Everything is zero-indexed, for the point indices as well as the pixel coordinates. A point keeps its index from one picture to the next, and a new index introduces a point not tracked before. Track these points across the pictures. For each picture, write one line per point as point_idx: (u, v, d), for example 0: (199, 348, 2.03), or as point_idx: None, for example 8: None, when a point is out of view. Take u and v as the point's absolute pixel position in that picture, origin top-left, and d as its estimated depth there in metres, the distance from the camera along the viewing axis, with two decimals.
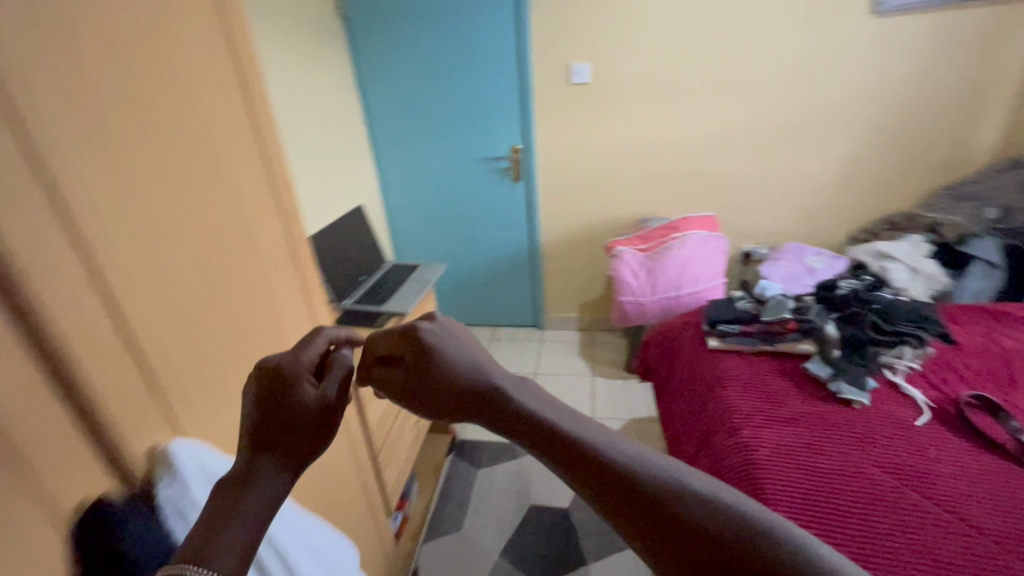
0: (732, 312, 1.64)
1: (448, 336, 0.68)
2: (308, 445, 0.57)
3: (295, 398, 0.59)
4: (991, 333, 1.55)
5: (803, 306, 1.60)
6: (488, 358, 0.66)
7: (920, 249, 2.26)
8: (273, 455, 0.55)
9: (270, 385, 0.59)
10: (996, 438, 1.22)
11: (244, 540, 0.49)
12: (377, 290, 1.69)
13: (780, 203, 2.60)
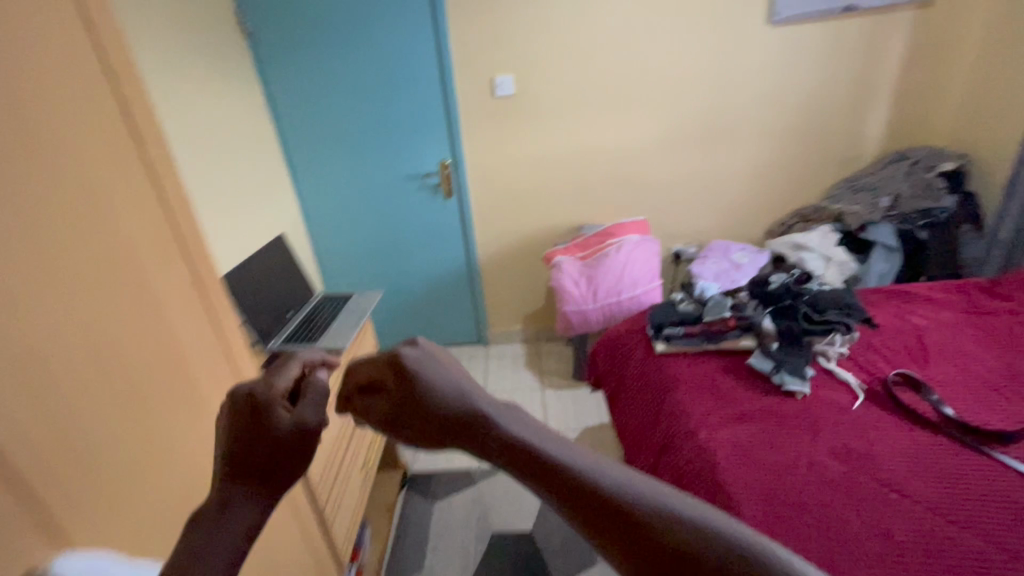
0: (676, 315, 1.66)
1: (433, 356, 0.59)
2: (282, 475, 0.51)
3: (266, 428, 0.51)
4: (903, 313, 1.69)
5: (740, 303, 1.66)
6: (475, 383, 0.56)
7: (828, 237, 2.43)
8: (244, 490, 0.49)
9: (241, 413, 0.51)
10: (922, 413, 1.31)
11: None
12: (308, 325, 1.55)
13: (704, 204, 2.72)
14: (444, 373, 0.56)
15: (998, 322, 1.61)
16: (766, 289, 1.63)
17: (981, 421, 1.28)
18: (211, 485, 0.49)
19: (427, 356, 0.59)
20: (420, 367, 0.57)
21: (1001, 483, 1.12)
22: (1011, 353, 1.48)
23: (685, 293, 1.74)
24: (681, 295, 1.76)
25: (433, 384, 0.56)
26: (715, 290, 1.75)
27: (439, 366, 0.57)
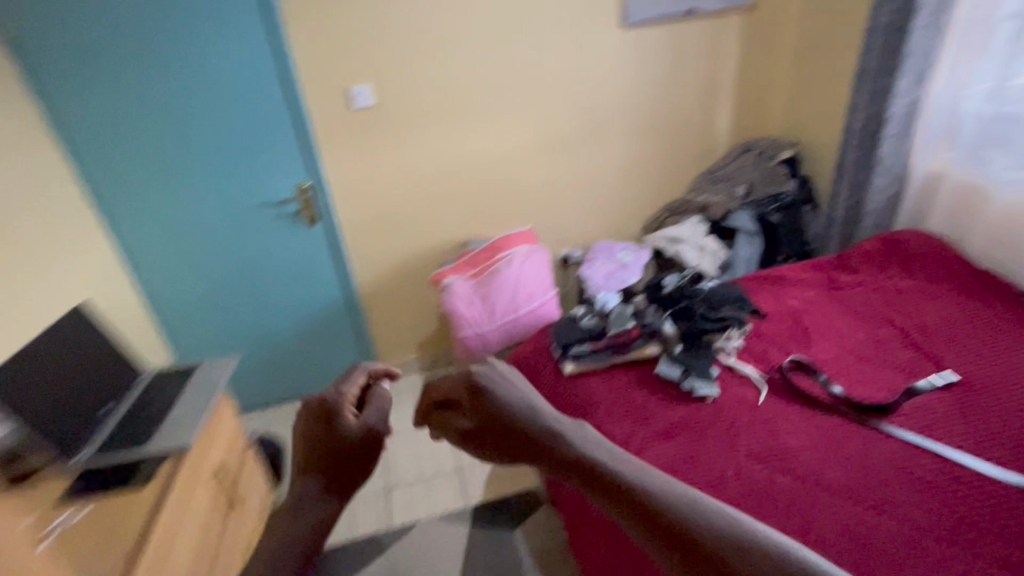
0: (580, 331, 1.59)
1: (503, 376, 0.56)
2: (353, 476, 0.52)
3: (335, 432, 0.52)
4: (779, 297, 1.79)
5: (640, 310, 1.64)
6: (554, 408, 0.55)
7: (698, 228, 2.57)
8: (317, 486, 0.50)
9: (317, 419, 0.54)
10: (818, 396, 1.37)
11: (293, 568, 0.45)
12: (136, 419, 1.20)
13: (586, 206, 2.71)
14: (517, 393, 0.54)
15: (855, 295, 1.77)
16: (661, 294, 1.62)
17: (866, 395, 1.37)
18: (292, 486, 0.50)
19: (498, 376, 0.55)
20: (493, 387, 0.54)
21: (896, 458, 1.19)
22: (872, 323, 1.63)
23: (586, 307, 1.68)
24: (581, 308, 1.69)
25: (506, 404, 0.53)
26: (613, 300, 1.71)
27: (511, 388, 0.54)
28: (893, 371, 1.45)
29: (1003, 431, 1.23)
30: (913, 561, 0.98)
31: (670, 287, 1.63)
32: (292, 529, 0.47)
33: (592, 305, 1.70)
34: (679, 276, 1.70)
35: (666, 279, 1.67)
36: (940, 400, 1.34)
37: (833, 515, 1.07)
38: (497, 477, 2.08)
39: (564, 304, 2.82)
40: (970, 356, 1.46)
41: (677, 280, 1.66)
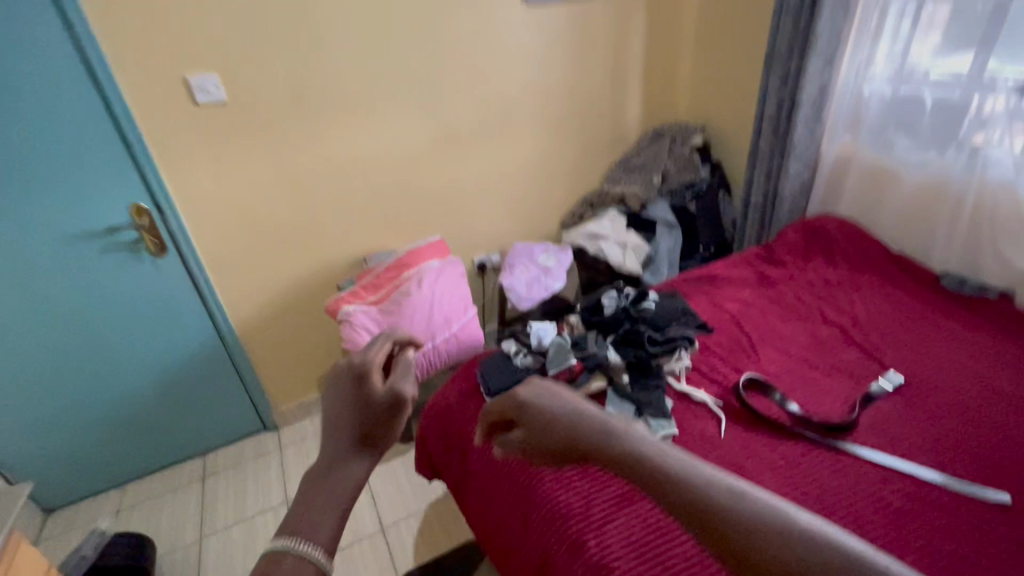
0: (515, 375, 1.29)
1: (543, 387, 0.77)
2: (378, 431, 0.58)
3: (365, 394, 0.59)
4: (716, 300, 1.67)
5: (579, 337, 1.38)
6: (579, 406, 0.73)
7: (618, 223, 2.42)
8: (353, 445, 0.56)
9: (348, 378, 0.61)
10: (776, 417, 1.26)
11: (331, 522, 0.52)
12: None
13: (499, 206, 2.44)
14: (569, 401, 0.73)
15: (788, 291, 1.70)
16: (603, 314, 1.35)
17: (824, 410, 1.27)
18: (330, 443, 0.56)
19: (539, 387, 0.76)
20: (535, 398, 0.75)
21: (876, 491, 1.09)
22: (811, 322, 1.56)
23: (516, 340, 1.38)
24: (511, 343, 1.39)
25: (569, 418, 0.71)
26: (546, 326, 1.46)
27: (557, 399, 0.73)
28: (844, 377, 1.37)
29: (961, 437, 1.18)
30: None
31: (612, 305, 1.36)
32: (327, 485, 0.54)
33: (523, 337, 1.41)
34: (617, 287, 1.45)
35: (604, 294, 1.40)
36: (896, 406, 1.27)
37: None
38: (427, 533, 1.80)
39: (483, 315, 2.56)
40: (907, 351, 1.43)
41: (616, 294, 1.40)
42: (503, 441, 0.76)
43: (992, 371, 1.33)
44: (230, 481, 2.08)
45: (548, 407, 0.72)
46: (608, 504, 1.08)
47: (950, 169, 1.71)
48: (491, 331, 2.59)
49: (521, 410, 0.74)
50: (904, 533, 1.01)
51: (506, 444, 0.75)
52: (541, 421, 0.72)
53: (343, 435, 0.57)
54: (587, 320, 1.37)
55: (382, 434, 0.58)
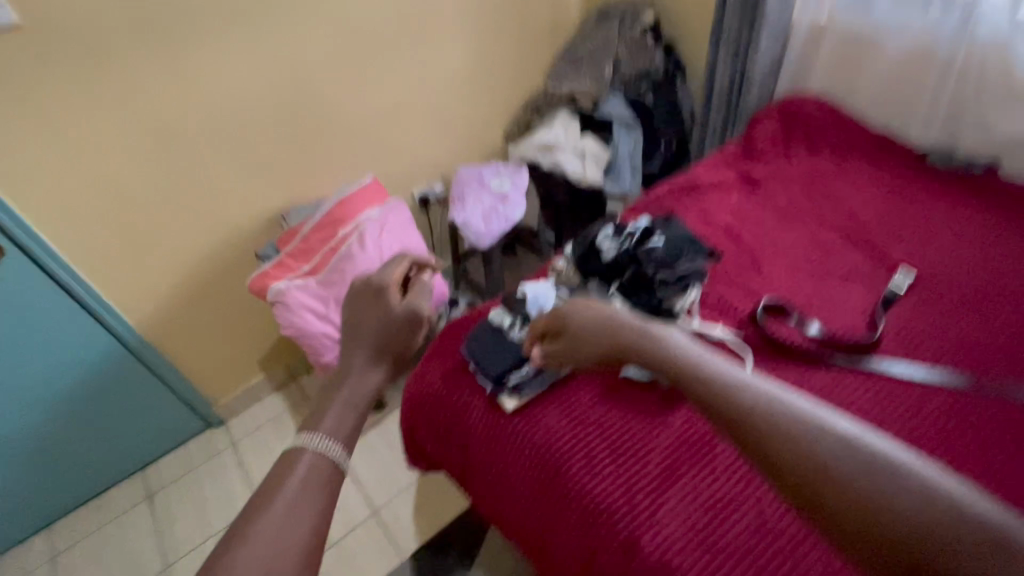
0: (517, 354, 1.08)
1: (581, 303, 1.00)
2: (400, 340, 0.82)
3: (386, 307, 0.85)
4: (706, 212, 1.48)
5: (579, 291, 1.15)
6: (610, 315, 0.94)
7: (573, 128, 2.12)
8: (372, 348, 0.81)
9: (369, 291, 0.88)
10: (799, 344, 1.15)
11: (361, 402, 0.76)
12: None
13: (433, 126, 2.04)
14: (600, 313, 0.94)
15: (779, 190, 1.54)
16: (605, 263, 1.14)
17: (844, 326, 1.18)
18: (365, 345, 0.81)
19: (579, 305, 0.99)
20: (575, 313, 0.98)
21: (918, 410, 1.02)
22: (809, 224, 1.43)
23: (508, 308, 1.14)
24: (502, 311, 1.15)
25: (614, 332, 0.91)
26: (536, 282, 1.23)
27: (591, 312, 0.96)
28: (854, 284, 1.27)
29: (985, 332, 1.13)
30: None
31: (615, 252, 1.14)
32: (352, 374, 0.77)
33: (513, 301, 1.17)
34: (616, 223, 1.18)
35: (602, 237, 1.16)
36: (914, 307, 1.20)
37: None
38: (425, 509, 1.66)
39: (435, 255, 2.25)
40: (908, 243, 1.35)
41: (617, 235, 1.16)
42: (551, 351, 1.01)
43: (994, 255, 1.28)
44: (182, 494, 1.81)
45: (582, 322, 0.96)
46: (651, 486, 0.93)
47: (936, 32, 1.54)
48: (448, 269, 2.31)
49: (567, 330, 0.98)
50: (959, 451, 0.95)
51: (556, 355, 1.00)
52: (578, 332, 0.96)
53: (368, 339, 0.81)
54: (585, 271, 1.15)
55: (396, 347, 0.82)
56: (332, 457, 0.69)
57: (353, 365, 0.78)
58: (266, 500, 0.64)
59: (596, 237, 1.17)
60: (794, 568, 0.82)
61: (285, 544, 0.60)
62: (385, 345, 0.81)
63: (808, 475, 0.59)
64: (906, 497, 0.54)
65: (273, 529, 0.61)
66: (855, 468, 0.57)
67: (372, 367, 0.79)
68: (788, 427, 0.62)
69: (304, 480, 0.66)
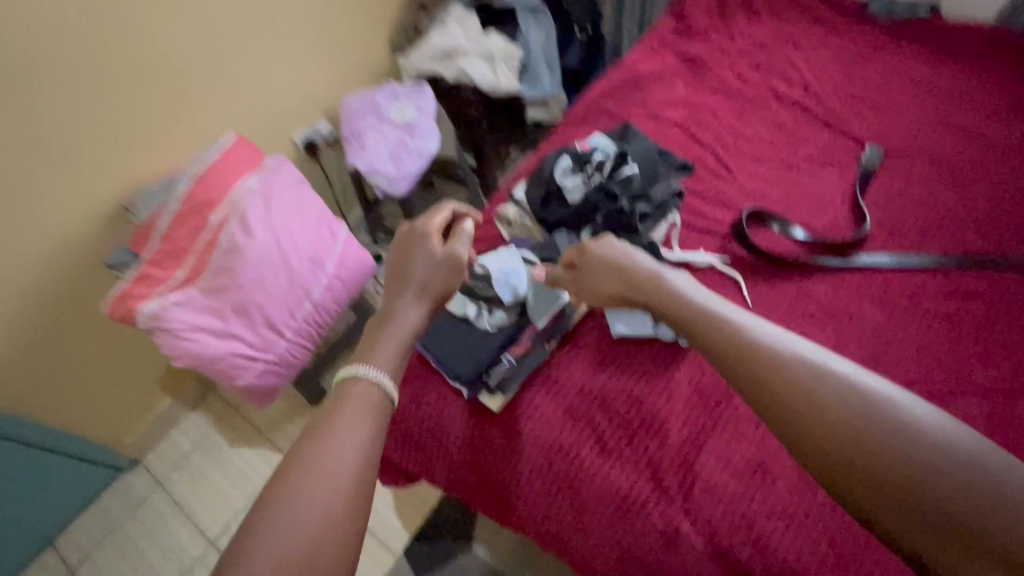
0: (494, 349, 0.88)
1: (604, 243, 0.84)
2: (442, 287, 0.83)
3: (426, 254, 0.84)
4: (657, 112, 1.27)
5: (547, 248, 0.94)
6: (633, 260, 0.81)
7: (471, 26, 1.75)
8: (416, 295, 0.81)
9: (411, 238, 0.87)
10: (788, 253, 1.03)
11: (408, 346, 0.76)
12: None
13: (297, 49, 1.58)
14: (624, 258, 0.81)
15: (728, 71, 1.34)
16: (570, 206, 0.92)
17: (828, 222, 1.07)
18: (408, 293, 0.81)
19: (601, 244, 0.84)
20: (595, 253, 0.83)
21: (917, 298, 0.96)
22: (767, 107, 1.27)
23: (467, 293, 0.91)
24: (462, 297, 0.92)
25: (633, 269, 0.80)
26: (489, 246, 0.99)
27: (613, 254, 0.82)
28: (826, 171, 1.15)
29: (958, 200, 1.08)
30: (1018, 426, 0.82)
31: (580, 188, 0.92)
32: (402, 318, 0.78)
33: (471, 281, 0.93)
34: (572, 153, 0.95)
35: (560, 175, 0.93)
36: (887, 183, 1.12)
37: None
38: (405, 495, 1.52)
39: (337, 211, 1.90)
40: (869, 113, 1.23)
41: (578, 168, 0.93)
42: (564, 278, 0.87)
43: (952, 112, 1.20)
44: (109, 555, 1.52)
45: (598, 263, 0.82)
46: (676, 463, 0.82)
47: None
48: (360, 221, 1.95)
49: (585, 264, 0.83)
50: (963, 335, 0.91)
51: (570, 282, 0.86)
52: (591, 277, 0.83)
53: (413, 279, 0.81)
54: (549, 221, 0.93)
55: (439, 291, 0.82)
56: (384, 385, 0.70)
57: (401, 307, 0.80)
58: (324, 423, 0.66)
59: (552, 175, 0.93)
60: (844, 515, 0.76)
61: (347, 467, 0.63)
62: (429, 289, 0.81)
63: (842, 433, 0.58)
64: (941, 461, 0.54)
65: (335, 455, 0.63)
66: (881, 426, 0.57)
67: (419, 309, 0.80)
68: (827, 395, 0.61)
69: (358, 401, 0.68)
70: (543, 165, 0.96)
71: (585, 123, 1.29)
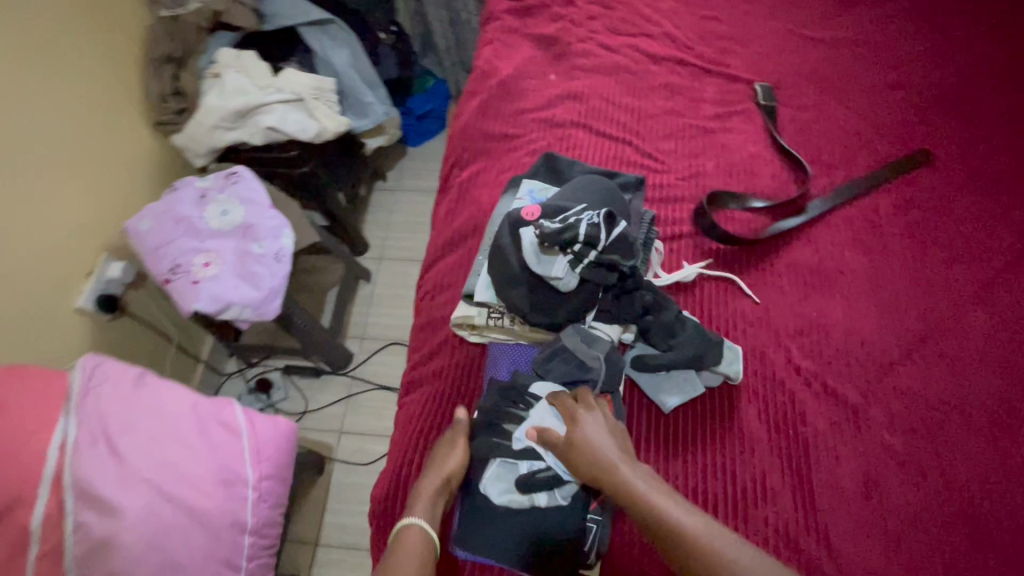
0: (580, 522, 0.70)
1: (591, 417, 0.68)
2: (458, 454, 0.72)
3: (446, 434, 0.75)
4: (550, 117, 1.08)
5: (558, 355, 0.77)
6: (622, 452, 0.65)
7: (254, 67, 1.34)
8: (434, 468, 0.71)
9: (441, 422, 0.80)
10: (752, 226, 0.98)
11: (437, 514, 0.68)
12: None
13: (20, 189, 1.06)
14: (613, 453, 0.65)
15: (591, 43, 1.19)
16: (567, 293, 0.78)
17: (769, 179, 1.02)
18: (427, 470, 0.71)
19: (593, 420, 0.67)
20: (584, 433, 0.66)
21: (879, 226, 0.96)
22: (650, 73, 1.16)
23: (517, 478, 0.70)
24: (507, 481, 0.70)
25: (624, 467, 0.63)
26: (494, 392, 0.76)
27: (603, 439, 0.66)
28: (737, 122, 1.09)
29: (856, 110, 1.09)
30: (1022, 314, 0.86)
31: (572, 273, 0.76)
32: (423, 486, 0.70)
33: (506, 457, 0.71)
34: (536, 229, 0.78)
35: (538, 263, 0.77)
36: (791, 117, 1.10)
37: (959, 351, 0.84)
38: None
39: (186, 357, 1.45)
40: (740, 47, 1.19)
41: (558, 249, 0.76)
42: (544, 437, 0.69)
43: (808, 22, 1.20)
44: None
45: (584, 445, 0.65)
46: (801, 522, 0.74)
47: None
48: (217, 345, 1.52)
49: (570, 439, 0.66)
50: (935, 245, 0.93)
51: (547, 445, 0.69)
52: (572, 461, 0.66)
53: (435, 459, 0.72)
54: (552, 323, 0.79)
55: (457, 469, 0.71)
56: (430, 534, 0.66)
57: (418, 489, 0.70)
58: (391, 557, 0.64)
59: (526, 265, 0.78)
60: (956, 483, 0.75)
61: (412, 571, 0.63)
62: (444, 467, 0.71)
63: None
64: None
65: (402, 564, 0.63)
66: None
67: (433, 488, 0.69)
68: None
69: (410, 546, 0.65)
70: (509, 256, 0.80)
71: (480, 157, 1.06)
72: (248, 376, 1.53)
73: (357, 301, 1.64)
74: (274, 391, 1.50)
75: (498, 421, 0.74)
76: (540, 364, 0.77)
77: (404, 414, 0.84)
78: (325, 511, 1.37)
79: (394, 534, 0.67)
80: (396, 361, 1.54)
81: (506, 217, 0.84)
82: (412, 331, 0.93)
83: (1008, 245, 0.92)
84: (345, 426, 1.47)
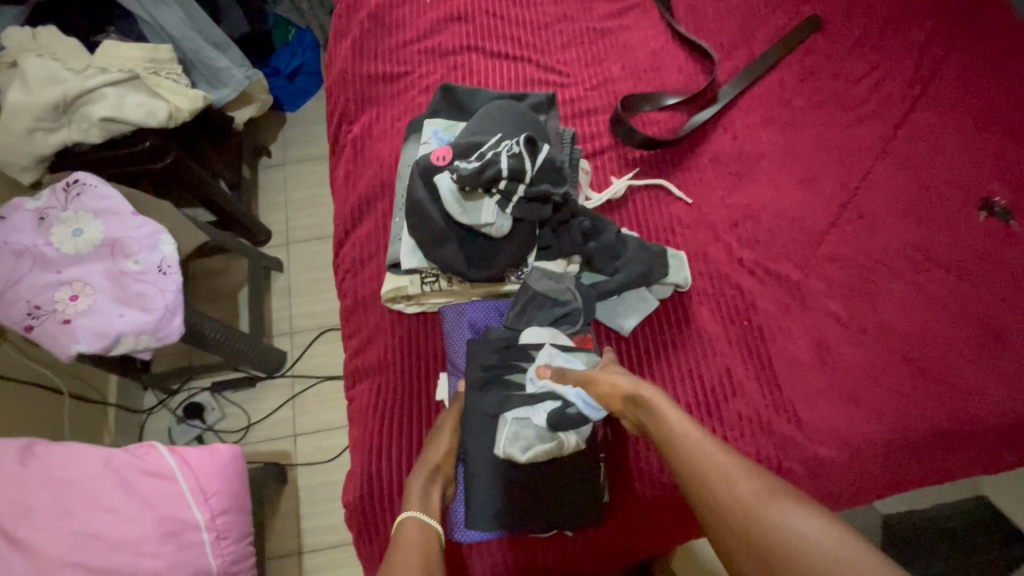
0: (589, 456, 0.70)
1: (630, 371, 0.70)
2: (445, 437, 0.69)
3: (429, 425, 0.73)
4: (435, 46, 0.96)
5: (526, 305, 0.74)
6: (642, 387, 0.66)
7: (62, 49, 1.09)
8: (425, 456, 0.67)
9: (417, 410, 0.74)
10: (670, 125, 0.94)
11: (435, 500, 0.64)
12: None
13: None
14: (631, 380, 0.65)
15: None
16: (501, 238, 0.73)
17: (677, 74, 0.98)
18: (421, 460, 0.67)
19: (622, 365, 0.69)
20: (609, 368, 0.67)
21: (790, 101, 0.95)
22: None
23: (537, 430, 0.66)
24: (525, 437, 0.66)
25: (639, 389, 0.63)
26: (490, 346, 0.71)
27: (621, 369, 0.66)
28: (633, 17, 1.02)
29: None
30: (925, 160, 0.90)
31: (502, 215, 0.71)
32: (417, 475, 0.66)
33: (519, 410, 0.68)
34: (452, 173, 0.70)
35: (463, 212, 0.70)
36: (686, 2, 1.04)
37: (878, 207, 0.87)
38: None
39: (91, 405, 1.27)
40: None
41: (482, 191, 0.70)
42: (561, 372, 0.68)
43: None
44: None
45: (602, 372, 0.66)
46: (771, 403, 0.76)
47: None
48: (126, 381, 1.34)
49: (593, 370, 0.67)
50: (842, 109, 0.94)
51: (565, 379, 0.66)
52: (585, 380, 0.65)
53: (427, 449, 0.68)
54: (493, 275, 0.74)
55: (446, 453, 0.67)
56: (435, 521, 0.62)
57: (408, 481, 0.65)
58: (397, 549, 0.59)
59: (451, 218, 0.71)
60: (894, 329, 0.80)
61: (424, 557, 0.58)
62: (433, 453, 0.67)
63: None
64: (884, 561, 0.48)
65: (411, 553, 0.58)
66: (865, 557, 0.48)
67: (424, 475, 0.65)
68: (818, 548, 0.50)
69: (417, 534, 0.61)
70: (429, 211, 0.72)
71: (368, 106, 0.93)
72: (173, 406, 1.36)
73: (274, 296, 1.48)
74: (208, 414, 1.36)
75: (500, 375, 0.71)
76: (513, 315, 0.74)
77: (357, 408, 0.76)
78: (299, 519, 1.29)
79: (397, 528, 0.62)
80: (334, 347, 1.43)
81: (414, 168, 0.74)
82: (342, 317, 0.83)
83: (904, 94, 0.95)
84: (297, 428, 1.36)
